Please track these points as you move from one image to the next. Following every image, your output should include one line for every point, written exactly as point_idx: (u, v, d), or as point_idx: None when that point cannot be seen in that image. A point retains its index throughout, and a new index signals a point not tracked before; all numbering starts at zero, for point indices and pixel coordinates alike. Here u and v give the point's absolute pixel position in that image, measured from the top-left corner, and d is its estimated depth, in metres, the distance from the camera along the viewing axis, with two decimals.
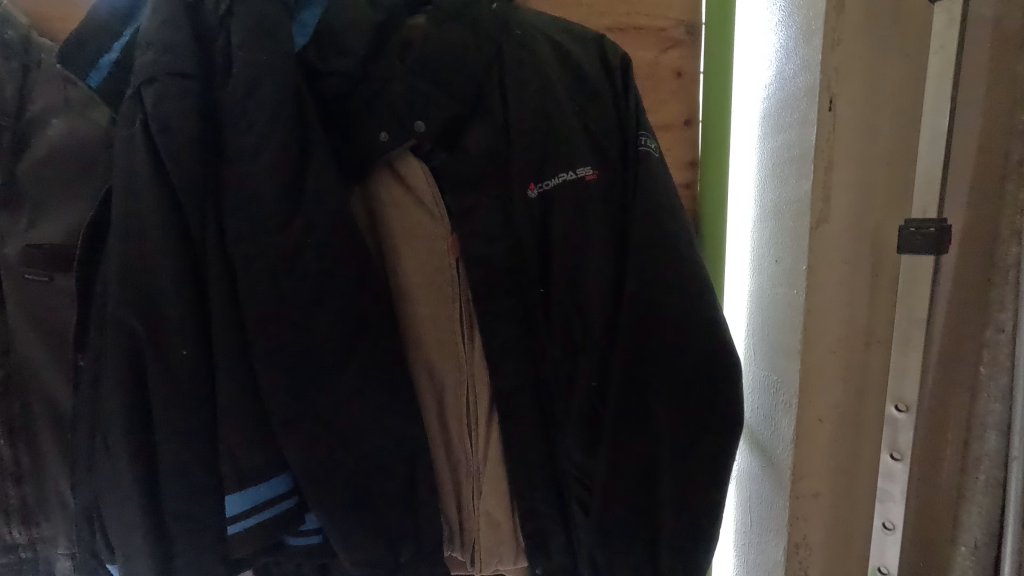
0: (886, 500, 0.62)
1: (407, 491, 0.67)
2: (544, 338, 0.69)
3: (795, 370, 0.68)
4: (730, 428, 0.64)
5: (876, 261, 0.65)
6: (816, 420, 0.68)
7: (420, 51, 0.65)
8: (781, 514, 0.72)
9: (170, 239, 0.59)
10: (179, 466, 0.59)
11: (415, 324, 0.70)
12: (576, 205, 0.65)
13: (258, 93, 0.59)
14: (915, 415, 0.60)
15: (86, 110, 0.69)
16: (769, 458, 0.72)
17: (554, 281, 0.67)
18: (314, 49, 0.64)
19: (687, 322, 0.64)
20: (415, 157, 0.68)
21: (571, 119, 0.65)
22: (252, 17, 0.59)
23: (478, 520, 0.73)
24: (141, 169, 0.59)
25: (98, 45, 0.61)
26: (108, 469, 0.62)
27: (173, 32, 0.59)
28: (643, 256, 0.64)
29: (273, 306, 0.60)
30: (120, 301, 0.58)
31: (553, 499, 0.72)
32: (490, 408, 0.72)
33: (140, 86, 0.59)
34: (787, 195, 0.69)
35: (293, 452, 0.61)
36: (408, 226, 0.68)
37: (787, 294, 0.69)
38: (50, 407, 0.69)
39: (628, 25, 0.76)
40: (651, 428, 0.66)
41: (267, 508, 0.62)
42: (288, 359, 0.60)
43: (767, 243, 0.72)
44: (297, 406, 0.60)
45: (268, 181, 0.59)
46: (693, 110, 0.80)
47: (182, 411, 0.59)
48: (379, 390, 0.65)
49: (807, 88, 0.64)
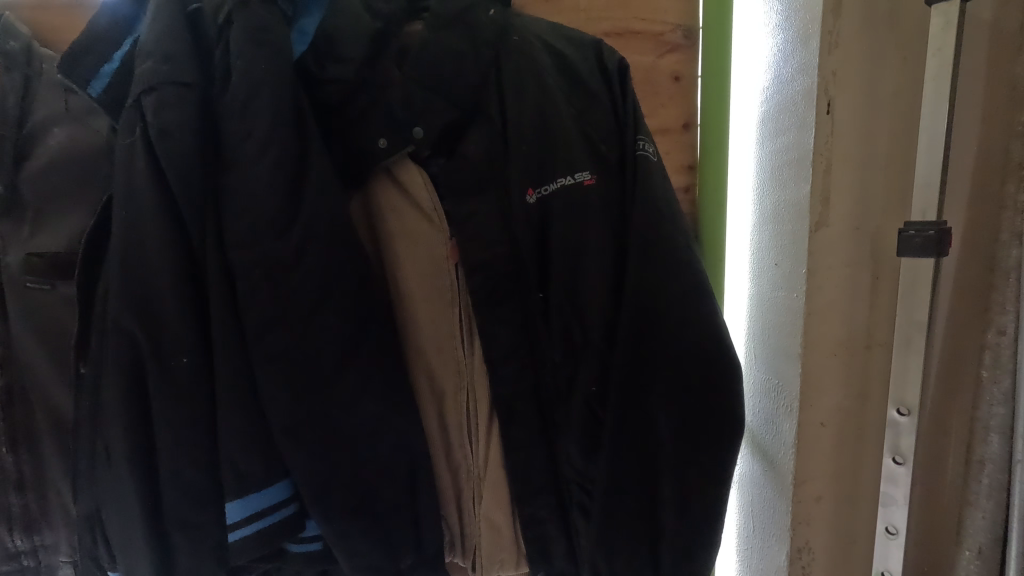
0: (889, 504, 0.62)
1: (407, 497, 0.67)
2: (544, 344, 0.68)
3: (795, 374, 0.67)
4: (731, 432, 0.63)
5: (876, 264, 0.65)
6: (818, 425, 0.67)
7: (418, 57, 0.66)
8: (783, 519, 0.71)
9: (171, 246, 0.59)
10: (180, 473, 0.59)
11: (415, 329, 0.70)
12: (576, 210, 0.65)
13: (257, 101, 0.59)
14: (918, 418, 0.59)
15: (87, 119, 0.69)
16: (771, 462, 0.71)
17: (554, 287, 0.67)
18: (313, 57, 0.65)
19: (687, 326, 0.63)
20: (414, 163, 0.69)
21: (569, 124, 0.66)
22: (250, 25, 0.59)
23: (479, 526, 0.73)
24: (141, 177, 0.59)
25: (99, 55, 0.62)
26: (110, 476, 0.62)
27: (173, 41, 0.59)
28: (642, 261, 0.64)
29: (272, 313, 0.60)
30: (120, 309, 0.58)
31: (554, 504, 0.71)
32: (490, 413, 0.72)
33: (140, 94, 0.59)
34: (786, 198, 0.68)
35: (293, 459, 0.61)
36: (408, 232, 0.69)
37: (787, 298, 0.68)
38: (51, 414, 0.70)
39: (625, 29, 0.76)
40: (652, 432, 0.66)
41: (267, 516, 0.63)
42: (288, 366, 0.60)
43: (766, 246, 0.71)
44: (297, 413, 0.60)
45: (268, 188, 0.59)
46: (692, 113, 0.80)
47: (182, 418, 0.59)
48: (379, 396, 0.65)
49: (805, 91, 0.64)
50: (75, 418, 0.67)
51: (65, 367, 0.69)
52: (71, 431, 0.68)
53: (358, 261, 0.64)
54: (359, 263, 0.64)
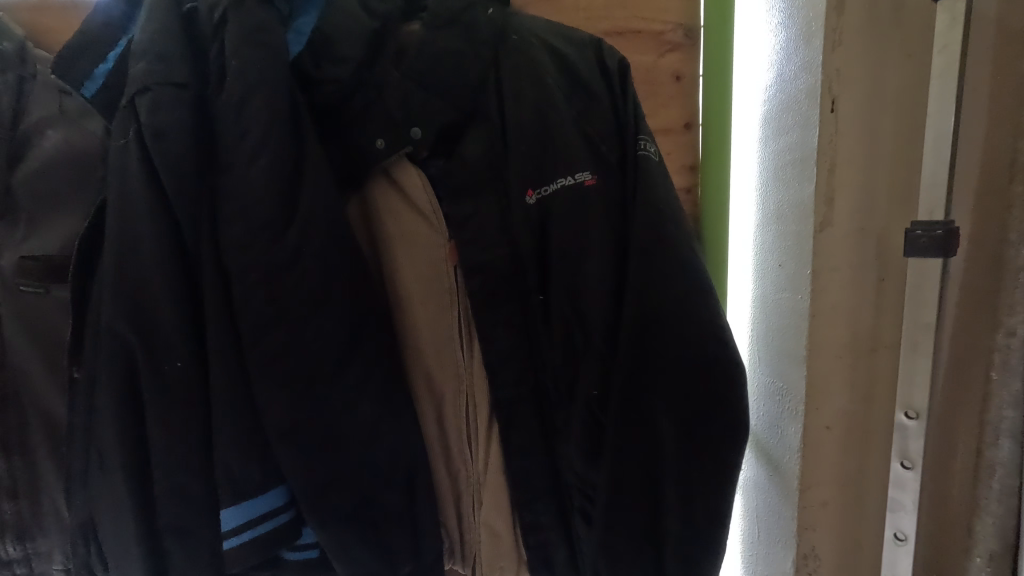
0: (897, 510, 0.60)
1: (406, 503, 0.66)
2: (544, 346, 0.67)
3: (801, 376, 0.66)
4: (735, 436, 0.62)
5: (881, 266, 0.63)
6: (824, 428, 0.66)
7: (416, 57, 0.65)
8: (790, 524, 0.70)
9: (165, 249, 0.58)
10: (175, 480, 0.58)
11: (413, 333, 0.69)
12: (576, 210, 0.64)
13: (252, 102, 0.58)
14: (926, 423, 0.58)
15: (82, 121, 0.69)
16: (777, 467, 0.70)
17: (554, 289, 0.66)
18: (310, 57, 0.64)
19: (690, 329, 0.62)
20: (412, 164, 0.68)
21: (568, 124, 0.65)
22: (246, 26, 0.58)
23: (479, 532, 0.71)
24: (135, 179, 0.58)
25: (94, 56, 0.61)
26: (103, 483, 0.61)
27: (168, 41, 0.59)
28: (643, 262, 0.63)
29: (268, 317, 0.59)
30: (114, 313, 0.58)
31: (555, 509, 0.70)
32: (490, 418, 0.71)
33: (134, 96, 0.58)
34: (790, 198, 0.67)
35: (290, 465, 0.60)
36: (405, 234, 0.68)
37: (792, 299, 0.67)
38: (46, 419, 0.69)
39: (626, 29, 0.76)
40: (654, 437, 0.64)
41: (264, 523, 0.61)
42: (284, 371, 0.59)
43: (770, 247, 0.71)
44: (293, 418, 0.59)
45: (263, 190, 0.58)
46: (693, 113, 0.79)
47: (177, 424, 0.58)
48: (376, 400, 0.64)
49: (809, 90, 0.63)
50: (70, 423, 0.66)
51: (61, 371, 0.68)
52: (66, 437, 0.67)
53: (356, 262, 0.64)
54: (357, 265, 0.64)
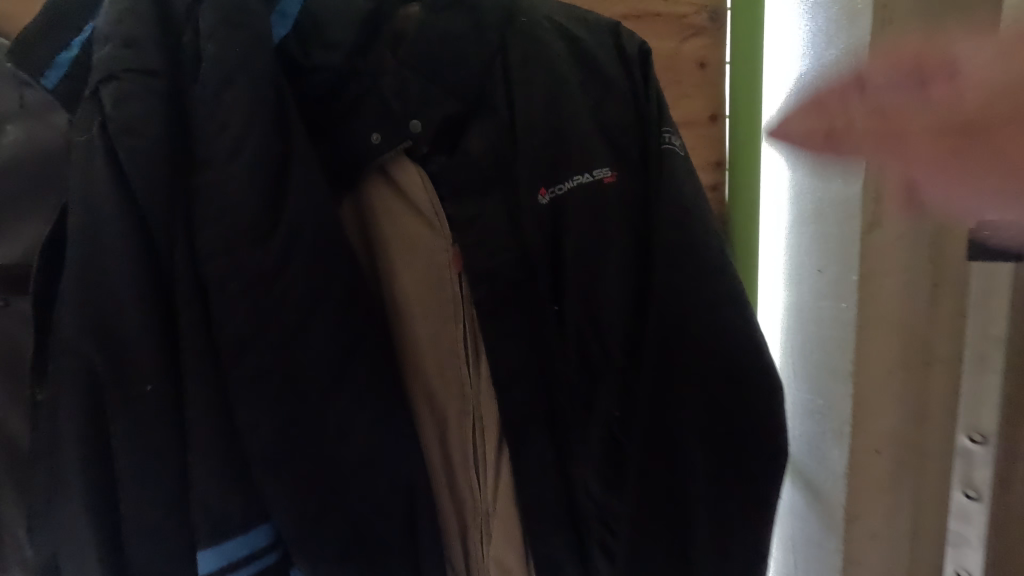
0: (962, 544, 0.58)
1: (406, 538, 0.59)
2: (558, 363, 0.61)
3: (847, 395, 0.61)
4: (773, 462, 0.56)
5: (938, 269, 0.58)
6: (872, 451, 0.62)
7: (416, 41, 0.58)
8: (834, 557, 0.66)
9: (133, 257, 0.52)
10: (146, 517, 0.52)
11: (414, 348, 0.62)
12: (593, 211, 0.58)
13: (232, 91, 0.52)
14: (993, 450, 0.54)
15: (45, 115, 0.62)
16: (819, 494, 0.66)
17: (569, 299, 0.59)
18: (298, 42, 0.57)
19: (721, 342, 0.56)
20: (411, 160, 0.61)
21: (585, 115, 0.58)
22: (225, 6, 0.52)
23: (488, 567, 0.65)
24: (99, 178, 0.52)
25: (56, 43, 0.55)
26: (64, 522, 0.54)
27: (137, 24, 0.52)
28: (669, 269, 0.57)
29: (249, 333, 0.52)
30: (76, 330, 0.51)
31: (571, 540, 0.64)
32: (499, 439, 0.64)
33: (99, 85, 0.52)
34: (829, 194, 0.60)
35: (276, 499, 0.53)
36: (405, 238, 0.61)
37: (836, 309, 0.61)
38: (5, 446, 0.62)
39: (644, 13, 0.69)
40: (683, 464, 0.58)
41: (245, 566, 0.55)
42: (269, 394, 0.53)
43: (806, 249, 0.65)
44: (280, 447, 0.53)
45: (245, 190, 0.52)
46: (717, 105, 0.73)
47: (148, 455, 0.52)
48: (373, 424, 0.57)
49: (850, 70, 0.57)
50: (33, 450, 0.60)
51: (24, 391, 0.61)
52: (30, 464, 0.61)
53: (350, 271, 0.57)
54: (352, 274, 0.57)
